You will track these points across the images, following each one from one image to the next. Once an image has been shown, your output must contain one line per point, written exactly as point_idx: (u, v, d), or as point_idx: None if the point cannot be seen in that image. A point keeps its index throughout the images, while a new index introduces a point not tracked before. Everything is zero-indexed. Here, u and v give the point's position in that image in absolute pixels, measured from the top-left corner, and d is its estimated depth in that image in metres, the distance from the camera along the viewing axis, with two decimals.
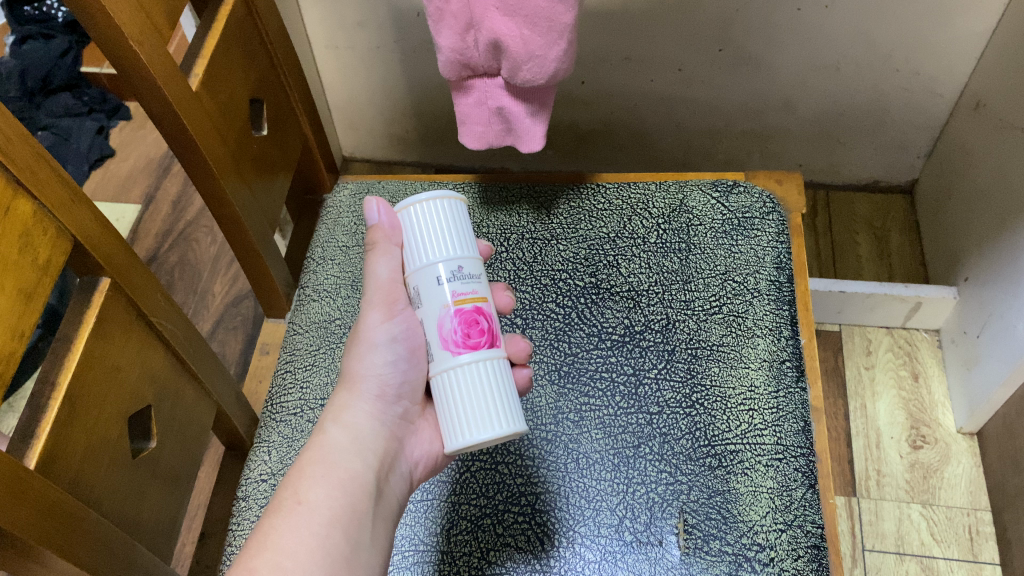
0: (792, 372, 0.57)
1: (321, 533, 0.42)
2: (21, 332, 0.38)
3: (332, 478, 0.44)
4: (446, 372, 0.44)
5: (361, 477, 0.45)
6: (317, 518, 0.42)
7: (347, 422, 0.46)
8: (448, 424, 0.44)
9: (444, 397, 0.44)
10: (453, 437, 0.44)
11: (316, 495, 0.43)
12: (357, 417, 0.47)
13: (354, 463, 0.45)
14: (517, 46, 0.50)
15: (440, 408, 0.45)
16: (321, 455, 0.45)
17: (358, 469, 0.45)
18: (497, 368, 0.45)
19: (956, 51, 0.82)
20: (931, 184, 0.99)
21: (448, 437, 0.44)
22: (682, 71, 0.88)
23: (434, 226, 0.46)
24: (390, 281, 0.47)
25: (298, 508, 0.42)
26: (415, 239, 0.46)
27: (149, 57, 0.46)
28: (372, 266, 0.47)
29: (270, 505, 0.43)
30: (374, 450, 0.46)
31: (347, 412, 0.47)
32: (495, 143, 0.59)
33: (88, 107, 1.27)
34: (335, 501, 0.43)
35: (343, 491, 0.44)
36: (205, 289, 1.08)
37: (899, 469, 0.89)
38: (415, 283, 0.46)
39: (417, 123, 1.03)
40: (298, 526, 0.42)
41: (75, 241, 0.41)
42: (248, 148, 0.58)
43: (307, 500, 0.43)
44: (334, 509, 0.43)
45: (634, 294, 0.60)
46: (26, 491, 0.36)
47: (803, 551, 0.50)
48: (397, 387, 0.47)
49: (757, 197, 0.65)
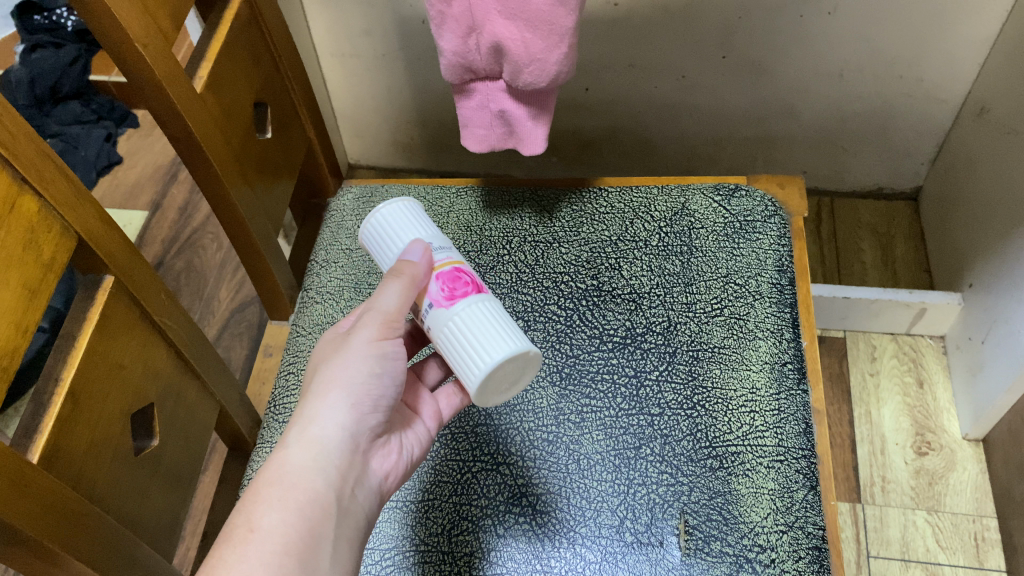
0: (794, 374, 0.57)
1: (271, 562, 0.38)
2: (25, 327, 0.39)
3: (290, 502, 0.40)
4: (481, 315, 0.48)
5: (322, 497, 0.41)
6: (270, 547, 0.38)
7: (314, 435, 0.43)
8: (493, 340, 0.46)
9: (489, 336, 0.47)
10: (504, 347, 0.45)
11: (270, 520, 0.39)
12: (325, 432, 0.43)
13: (317, 481, 0.42)
14: (518, 49, 0.50)
15: (475, 330, 0.46)
16: (280, 477, 0.41)
17: (320, 489, 0.41)
18: (484, 308, 0.47)
19: (959, 58, 0.82)
20: (935, 190, 0.99)
21: (493, 349, 0.45)
22: (686, 78, 0.89)
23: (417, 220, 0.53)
24: (394, 313, 0.46)
25: (250, 536, 0.39)
26: (407, 224, 0.52)
27: (155, 60, 0.46)
28: (379, 292, 0.46)
29: (221, 531, 0.39)
30: (337, 465, 0.43)
31: (315, 426, 0.43)
32: (497, 145, 0.60)
33: (96, 114, 1.30)
34: (290, 528, 0.40)
35: (301, 515, 0.40)
36: (210, 295, 1.08)
37: (904, 475, 0.88)
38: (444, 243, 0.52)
39: (422, 131, 1.04)
40: (248, 558, 0.38)
41: (79, 239, 0.41)
42: (252, 150, 0.59)
43: (260, 527, 0.39)
44: (290, 536, 0.39)
45: (635, 297, 0.61)
46: (28, 485, 0.36)
47: (804, 553, 0.50)
48: (376, 401, 0.45)
49: (758, 200, 0.65)
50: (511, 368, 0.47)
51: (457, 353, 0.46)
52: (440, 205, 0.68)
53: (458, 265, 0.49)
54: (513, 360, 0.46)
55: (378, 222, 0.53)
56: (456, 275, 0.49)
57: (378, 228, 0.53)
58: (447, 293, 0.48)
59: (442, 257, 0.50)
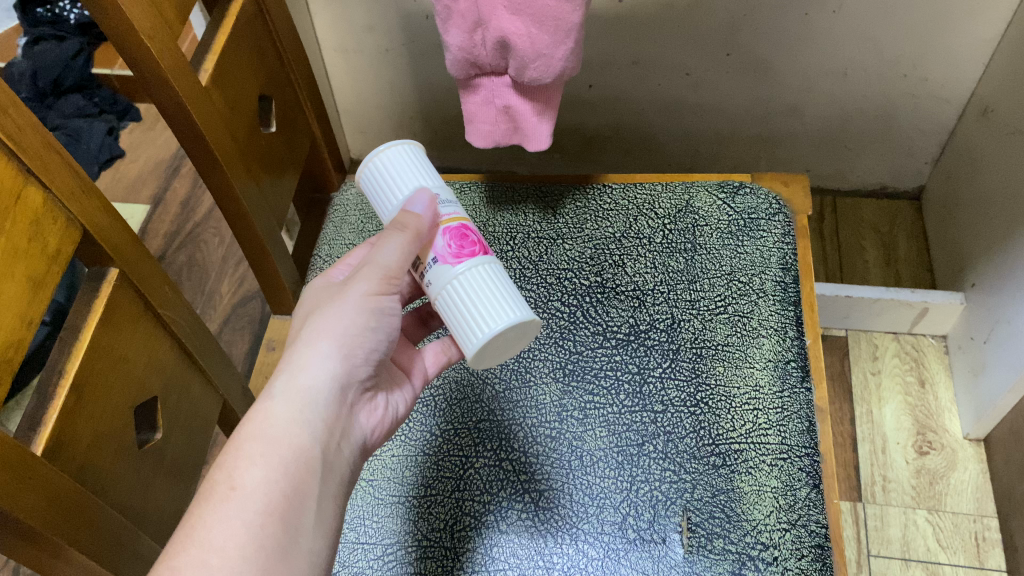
0: (797, 372, 0.57)
1: (254, 522, 0.36)
2: (29, 319, 0.39)
3: (273, 458, 0.39)
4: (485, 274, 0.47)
5: (307, 453, 0.40)
6: (253, 504, 0.37)
7: (299, 386, 0.41)
8: (494, 308, 0.45)
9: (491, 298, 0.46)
10: (504, 316, 0.45)
11: (252, 478, 0.38)
12: (312, 384, 0.42)
13: (302, 437, 0.40)
14: (525, 44, 0.50)
15: (477, 296, 0.46)
16: (263, 431, 0.40)
17: (305, 444, 0.40)
18: (492, 270, 0.47)
19: (964, 57, 0.82)
20: (938, 189, 0.99)
21: (495, 319, 0.45)
22: (690, 75, 0.88)
23: (419, 164, 0.51)
24: (394, 266, 0.45)
25: (232, 494, 0.37)
26: (408, 167, 0.50)
27: (161, 52, 0.46)
28: (380, 244, 0.45)
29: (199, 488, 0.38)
30: (322, 416, 0.41)
31: (301, 376, 0.42)
32: (501, 141, 0.59)
33: (99, 108, 1.29)
34: (273, 485, 0.38)
35: (285, 471, 0.39)
36: (212, 290, 1.08)
37: (905, 474, 0.88)
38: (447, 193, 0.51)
39: (425, 127, 1.04)
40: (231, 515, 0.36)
41: (84, 231, 0.41)
42: (256, 144, 0.59)
43: (243, 485, 0.37)
44: (273, 495, 0.38)
45: (639, 294, 0.60)
46: (33, 478, 0.36)
47: (806, 550, 0.50)
48: (365, 354, 0.44)
49: (763, 198, 0.65)
50: (511, 337, 0.47)
51: (462, 316, 0.46)
52: None
53: (461, 221, 0.48)
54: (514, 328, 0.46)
55: (376, 165, 0.50)
56: (458, 233, 0.47)
57: (377, 168, 0.51)
58: (452, 255, 0.47)
59: (449, 211, 0.48)
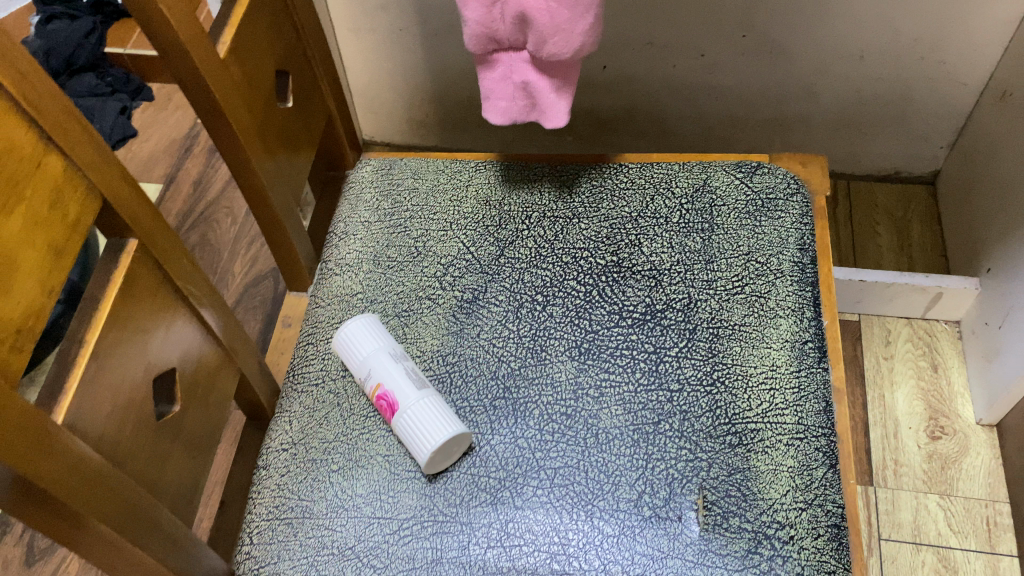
0: (814, 353, 0.56)
1: None
2: (50, 288, 0.38)
3: None
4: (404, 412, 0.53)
5: None
6: None
7: None
8: (428, 430, 0.51)
9: (407, 427, 0.52)
10: (432, 439, 0.51)
11: None
12: None
13: None
14: (544, 19, 0.50)
15: (413, 425, 0.52)
16: None
17: None
18: (403, 422, 0.52)
19: (982, 40, 0.81)
20: (954, 174, 0.98)
21: (426, 443, 0.51)
22: (705, 57, 0.88)
23: (348, 343, 0.56)
24: None
25: None
26: (347, 357, 0.57)
27: (179, 22, 0.46)
28: None
29: None
30: None
31: None
32: (519, 118, 0.58)
33: (111, 87, 1.29)
34: None
35: None
36: (225, 269, 1.08)
37: (917, 459, 0.88)
38: (370, 371, 0.55)
39: (437, 109, 1.03)
40: None
41: (104, 200, 0.41)
42: (273, 119, 0.58)
43: None
44: None
45: (655, 274, 0.60)
46: (53, 446, 0.36)
47: (823, 530, 0.50)
48: None
49: (781, 178, 0.64)
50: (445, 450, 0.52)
51: (408, 446, 0.53)
52: (460, 178, 0.67)
53: (379, 393, 0.54)
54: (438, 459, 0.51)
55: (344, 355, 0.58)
56: (381, 404, 0.54)
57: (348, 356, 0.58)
58: (385, 419, 0.54)
59: (372, 384, 0.55)
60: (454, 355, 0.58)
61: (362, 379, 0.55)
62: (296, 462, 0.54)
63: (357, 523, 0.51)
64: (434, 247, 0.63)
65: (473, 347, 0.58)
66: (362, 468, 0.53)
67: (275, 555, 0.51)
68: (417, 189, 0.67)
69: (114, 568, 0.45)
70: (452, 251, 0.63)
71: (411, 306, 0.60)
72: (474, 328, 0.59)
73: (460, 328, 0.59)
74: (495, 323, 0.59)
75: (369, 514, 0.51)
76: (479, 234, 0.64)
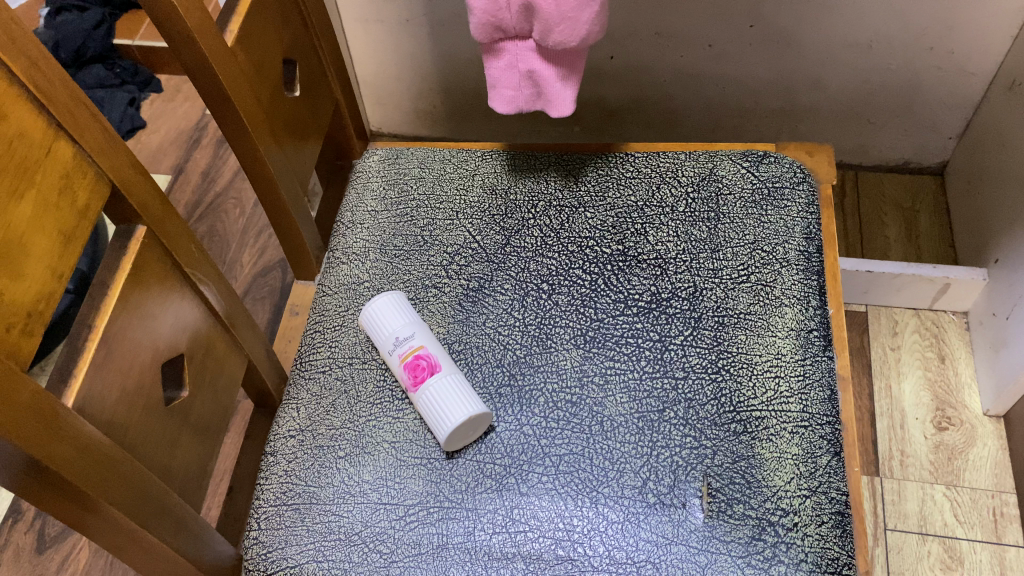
0: (820, 341, 0.57)
1: None
2: (60, 273, 0.39)
3: None
4: (443, 378, 0.54)
5: None
6: None
7: None
8: (462, 400, 0.52)
9: (445, 389, 0.53)
10: (470, 407, 0.52)
11: None
12: None
13: None
14: (550, 7, 0.50)
15: (448, 392, 0.53)
16: None
17: None
18: (440, 385, 0.53)
19: (991, 30, 0.81)
20: (962, 165, 0.98)
21: (463, 408, 0.52)
22: (712, 47, 0.88)
23: (390, 307, 0.57)
24: None
25: None
26: (378, 323, 0.57)
27: (187, 11, 0.46)
28: None
29: None
30: None
31: None
32: (525, 108, 0.59)
33: (120, 78, 1.31)
34: None
35: None
36: (233, 260, 1.09)
37: (923, 450, 0.88)
38: (411, 336, 0.56)
39: (444, 99, 1.04)
40: None
41: (113, 186, 0.42)
42: (281, 108, 0.59)
43: None
44: None
45: (661, 262, 0.60)
46: (64, 429, 0.37)
47: (827, 517, 0.50)
48: None
49: (787, 167, 0.64)
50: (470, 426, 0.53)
51: (433, 411, 0.52)
52: (466, 167, 0.67)
53: (419, 354, 0.55)
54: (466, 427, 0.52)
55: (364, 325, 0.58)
56: (415, 365, 0.54)
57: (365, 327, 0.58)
58: (415, 380, 0.54)
59: (409, 347, 0.55)
60: (460, 343, 0.58)
61: (394, 343, 0.56)
62: (303, 449, 0.54)
63: (364, 509, 0.52)
64: (441, 236, 0.64)
65: (479, 335, 0.58)
66: (369, 455, 0.53)
67: (282, 540, 0.51)
68: (424, 178, 0.67)
69: (124, 552, 0.45)
70: (458, 240, 0.63)
71: (418, 295, 0.61)
72: (480, 316, 0.59)
73: (466, 316, 0.59)
74: (501, 312, 0.59)
75: (375, 501, 0.52)
76: (485, 223, 0.64)
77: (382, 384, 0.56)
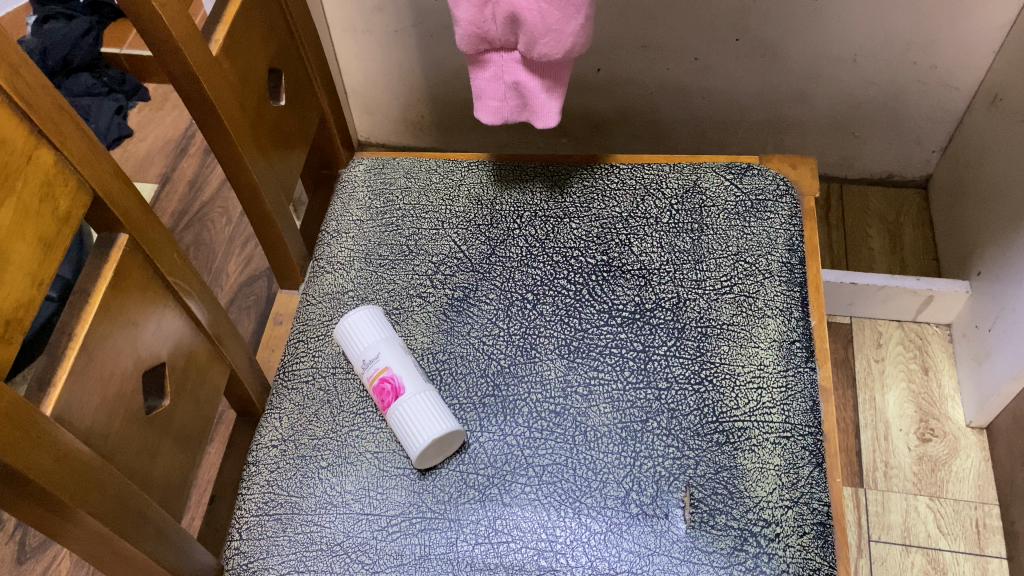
0: (802, 353, 0.57)
1: None
2: (41, 280, 0.39)
3: None
4: (408, 399, 0.53)
5: None
6: None
7: None
8: (424, 422, 0.52)
9: (410, 413, 0.53)
10: (430, 430, 0.51)
11: None
12: None
13: None
14: (535, 20, 0.50)
15: (414, 414, 0.53)
16: None
17: None
18: (405, 407, 0.53)
19: (973, 46, 0.82)
20: (946, 177, 0.98)
21: (426, 431, 0.52)
22: (698, 60, 0.88)
23: (362, 324, 0.57)
24: None
25: None
26: (353, 339, 0.57)
27: (171, 19, 0.47)
28: None
29: None
30: None
31: None
32: (510, 119, 0.59)
33: (108, 87, 1.31)
34: None
35: None
36: (219, 269, 1.08)
37: (907, 461, 0.88)
38: (376, 354, 0.56)
39: (432, 110, 1.04)
40: None
41: (95, 194, 0.42)
42: (266, 116, 0.59)
43: None
44: None
45: (645, 273, 0.61)
46: (42, 439, 0.37)
47: (808, 528, 0.50)
48: None
49: (770, 179, 0.65)
50: (442, 447, 0.52)
51: (402, 436, 0.53)
52: (451, 178, 0.68)
53: (384, 377, 0.54)
54: (435, 447, 0.52)
55: (340, 341, 0.58)
56: (382, 389, 0.54)
57: (342, 342, 0.58)
58: (383, 405, 0.54)
59: (375, 368, 0.55)
60: (444, 353, 0.58)
61: (364, 364, 0.56)
62: (285, 458, 0.54)
63: (346, 519, 0.51)
64: (425, 245, 0.64)
65: (464, 345, 0.58)
66: (352, 465, 0.53)
67: (263, 551, 0.51)
68: (409, 188, 0.67)
69: (104, 562, 0.45)
70: (443, 249, 0.63)
71: (402, 304, 0.61)
72: (464, 326, 0.59)
73: (451, 326, 0.59)
74: (486, 321, 0.59)
75: (357, 511, 0.52)
76: (471, 233, 0.64)
77: (364, 394, 0.56)
